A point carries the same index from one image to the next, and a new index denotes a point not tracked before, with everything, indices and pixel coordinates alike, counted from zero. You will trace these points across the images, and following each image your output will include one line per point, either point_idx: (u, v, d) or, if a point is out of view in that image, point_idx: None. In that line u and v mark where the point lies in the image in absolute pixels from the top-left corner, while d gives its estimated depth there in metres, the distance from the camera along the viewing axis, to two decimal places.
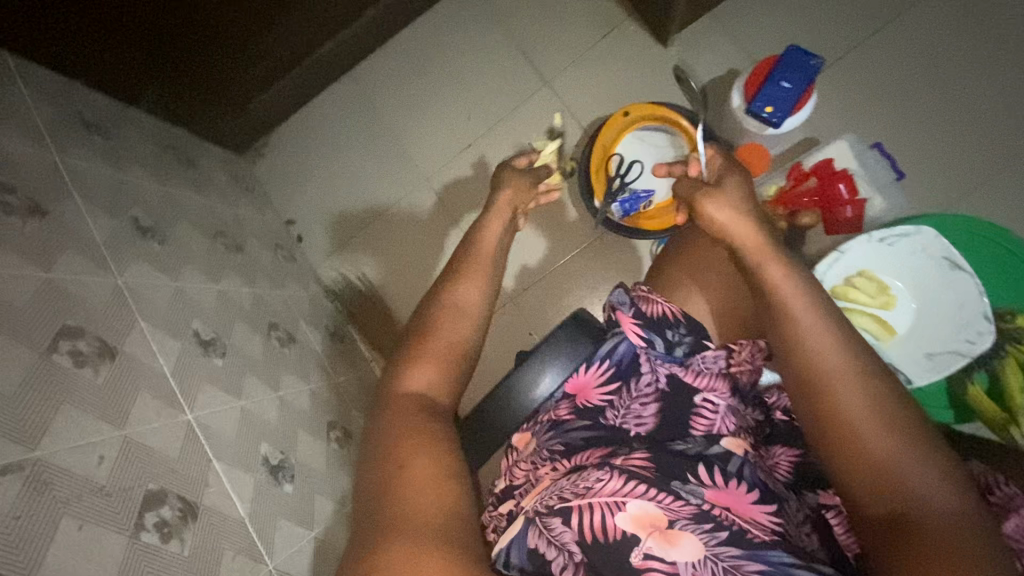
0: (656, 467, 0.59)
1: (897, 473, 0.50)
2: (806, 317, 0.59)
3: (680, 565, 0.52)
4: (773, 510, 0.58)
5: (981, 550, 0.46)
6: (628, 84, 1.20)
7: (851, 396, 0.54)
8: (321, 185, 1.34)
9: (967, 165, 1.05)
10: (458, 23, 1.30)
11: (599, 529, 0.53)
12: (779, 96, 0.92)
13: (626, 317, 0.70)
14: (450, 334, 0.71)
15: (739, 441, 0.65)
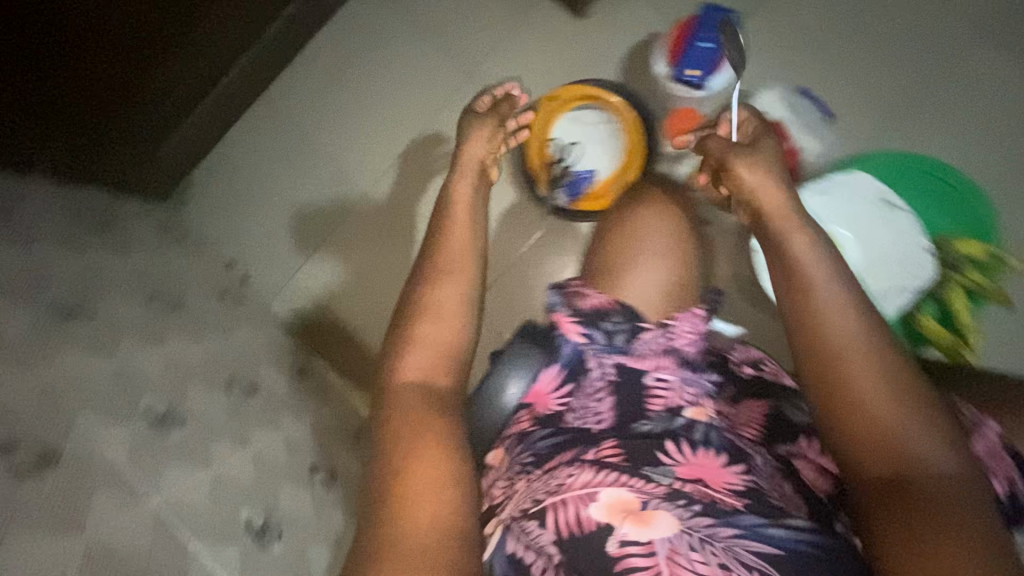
0: (628, 455, 0.59)
1: (892, 434, 0.53)
2: (827, 287, 0.61)
3: (658, 543, 0.52)
4: (743, 470, 0.58)
5: (974, 513, 0.49)
6: (555, 62, 1.16)
7: (859, 365, 0.56)
8: (257, 219, 1.27)
9: (891, 97, 1.07)
10: (369, 26, 1.24)
11: (572, 523, 0.54)
12: (701, 60, 0.92)
13: (565, 317, 0.69)
14: (435, 331, 0.69)
15: (701, 408, 0.65)
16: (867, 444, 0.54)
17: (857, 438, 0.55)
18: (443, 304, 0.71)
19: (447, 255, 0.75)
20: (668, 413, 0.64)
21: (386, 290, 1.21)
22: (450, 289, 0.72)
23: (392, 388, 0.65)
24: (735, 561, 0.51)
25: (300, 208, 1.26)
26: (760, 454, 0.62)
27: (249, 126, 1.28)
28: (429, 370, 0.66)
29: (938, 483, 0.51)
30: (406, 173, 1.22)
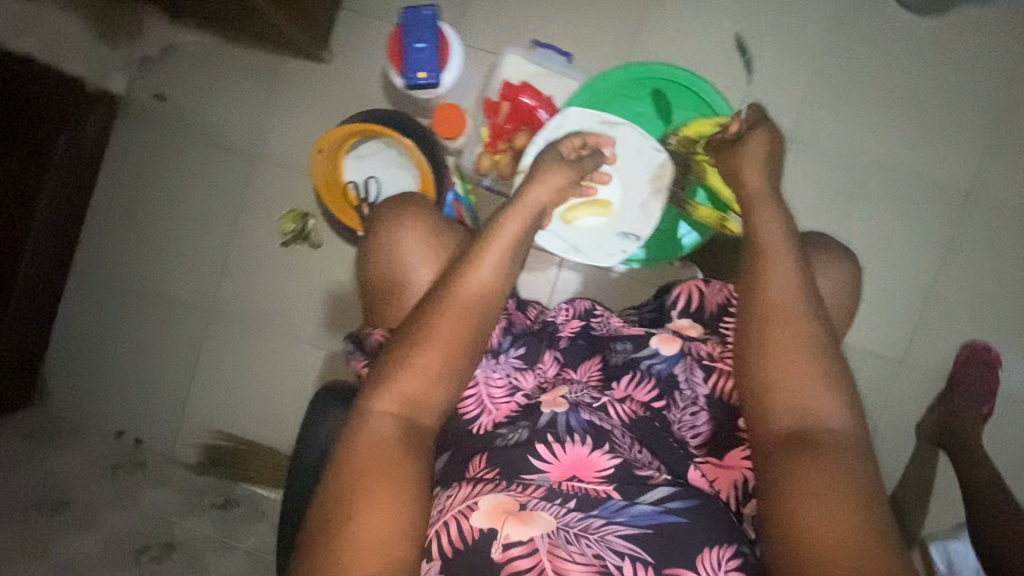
0: (500, 470, 0.62)
1: (802, 391, 0.60)
2: (781, 258, 0.66)
3: (539, 540, 0.56)
4: (606, 448, 0.64)
5: (858, 464, 0.56)
6: (324, 107, 1.15)
7: (784, 326, 0.63)
8: (125, 379, 1.23)
9: (635, 2, 1.07)
10: (141, 151, 1.20)
11: (459, 539, 0.57)
12: (423, 58, 0.91)
13: (360, 365, 0.75)
14: (424, 364, 0.61)
15: (555, 397, 0.68)
16: (783, 399, 0.60)
17: (774, 394, 0.61)
18: (442, 334, 0.62)
19: (470, 282, 0.64)
20: (518, 411, 0.69)
21: (278, 387, 1.20)
22: (451, 320, 0.62)
23: (369, 420, 0.59)
24: (609, 550, 0.56)
25: (161, 351, 1.22)
26: (608, 420, 0.68)
27: (77, 296, 1.23)
28: (420, 395, 0.60)
29: (840, 442, 0.58)
30: (243, 274, 1.19)
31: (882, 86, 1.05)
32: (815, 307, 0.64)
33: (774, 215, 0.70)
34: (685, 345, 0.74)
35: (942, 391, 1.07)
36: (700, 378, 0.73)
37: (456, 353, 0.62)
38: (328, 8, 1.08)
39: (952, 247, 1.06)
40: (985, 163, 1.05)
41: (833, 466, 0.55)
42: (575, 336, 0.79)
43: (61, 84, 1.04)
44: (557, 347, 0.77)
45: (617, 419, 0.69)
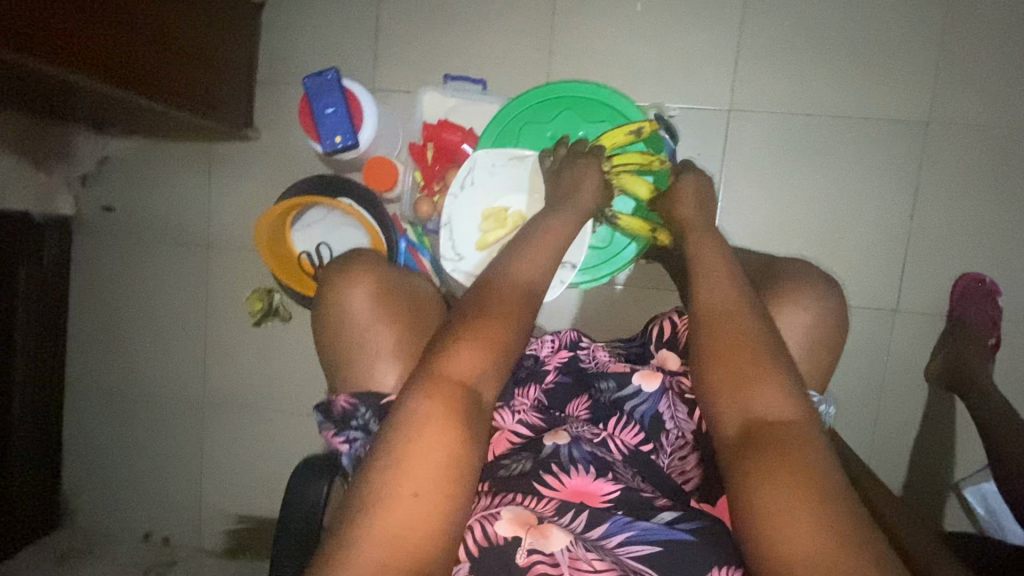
0: (509, 488, 0.62)
1: (764, 395, 0.57)
2: (720, 266, 0.68)
3: (559, 554, 0.55)
4: (610, 477, 0.64)
5: (822, 459, 0.53)
6: (263, 183, 1.15)
7: (731, 330, 0.61)
8: (139, 484, 1.27)
9: (540, 15, 1.04)
10: (100, 266, 1.22)
11: (484, 541, 0.57)
12: (336, 123, 0.91)
13: (330, 436, 0.68)
14: (466, 367, 0.60)
15: (557, 431, 0.69)
16: (745, 404, 0.57)
17: (735, 402, 0.58)
18: (482, 339, 0.62)
19: (507, 283, 0.67)
20: (518, 446, 0.69)
21: (282, 462, 1.22)
22: (492, 328, 0.63)
23: (442, 378, 0.59)
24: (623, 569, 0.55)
25: (166, 449, 1.25)
26: (611, 457, 0.67)
27: (78, 414, 1.27)
28: (477, 373, 0.61)
29: (794, 436, 0.55)
30: (224, 362, 1.21)
31: (814, 32, 1.00)
32: (760, 315, 0.63)
33: (708, 240, 0.71)
34: (666, 380, 0.72)
35: (943, 332, 1.01)
36: (685, 414, 0.71)
37: (497, 359, 0.62)
38: (241, 87, 1.08)
39: (923, 182, 1.01)
40: (940, 87, 0.99)
41: (791, 460, 0.53)
42: (561, 371, 0.78)
43: (9, 225, 1.08)
44: (542, 385, 0.76)
45: (616, 451, 0.69)
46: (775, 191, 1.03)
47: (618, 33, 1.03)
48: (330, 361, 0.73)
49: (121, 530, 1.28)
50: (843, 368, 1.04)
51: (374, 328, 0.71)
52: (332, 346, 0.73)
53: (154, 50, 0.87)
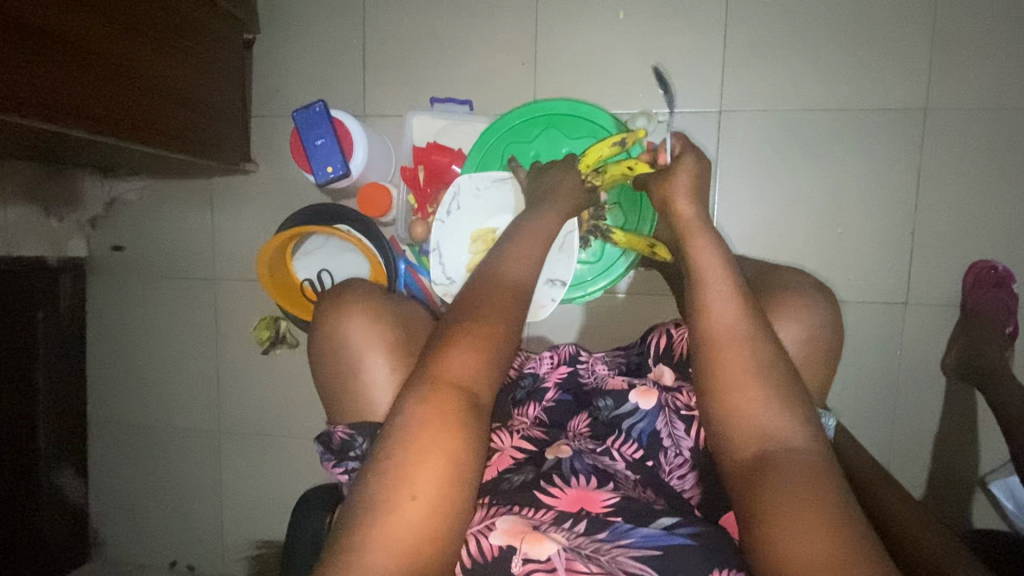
0: (507, 498, 0.61)
1: (763, 415, 0.56)
2: (717, 283, 0.63)
3: (556, 558, 0.53)
4: (610, 488, 0.64)
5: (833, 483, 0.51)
6: (263, 213, 1.17)
7: (735, 353, 0.59)
8: (162, 514, 1.30)
9: (521, 32, 1.05)
10: (113, 303, 1.26)
11: (479, 554, 0.55)
12: (327, 154, 0.92)
13: (330, 467, 0.69)
14: (463, 373, 0.59)
15: (559, 445, 0.69)
16: (742, 428, 0.56)
17: (734, 426, 0.56)
18: (477, 342, 0.61)
19: (496, 283, 0.66)
20: (520, 456, 0.68)
21: (298, 486, 1.23)
22: (488, 329, 0.62)
23: (437, 382, 0.58)
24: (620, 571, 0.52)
25: (187, 478, 1.28)
26: (613, 469, 0.68)
27: (101, 448, 1.31)
28: (473, 375, 0.59)
29: (803, 460, 0.52)
30: (236, 391, 1.24)
31: (799, 27, 0.98)
32: (761, 331, 0.60)
33: (711, 248, 0.67)
34: (662, 398, 0.71)
35: (957, 321, 0.98)
36: (683, 430, 0.69)
37: (495, 359, 0.61)
38: (235, 122, 1.10)
39: (925, 169, 0.98)
40: (936, 71, 0.96)
41: (804, 486, 0.50)
42: (561, 388, 0.79)
43: (23, 269, 1.12)
44: (541, 402, 0.77)
45: (620, 462, 0.69)
46: (772, 188, 1.01)
47: (600, 43, 1.03)
48: (331, 395, 0.74)
49: (148, 560, 1.31)
50: (854, 364, 1.02)
51: (369, 357, 0.72)
52: (331, 381, 0.74)
53: (139, 96, 0.88)
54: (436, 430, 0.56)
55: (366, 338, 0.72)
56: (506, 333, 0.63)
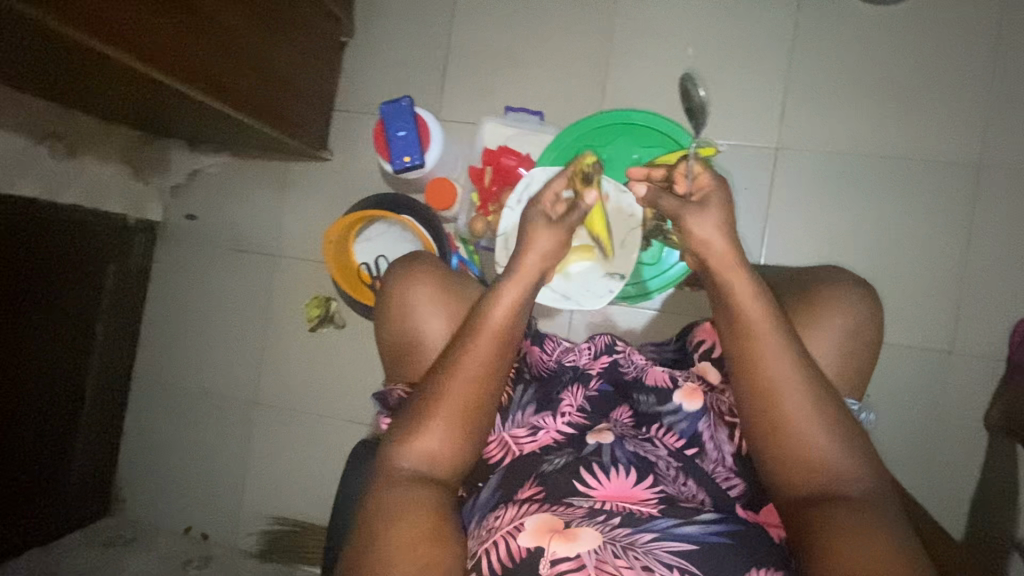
0: (547, 492, 0.65)
1: (822, 449, 0.60)
2: (766, 333, 0.63)
3: (586, 556, 0.56)
4: (651, 480, 0.66)
5: (890, 521, 0.56)
6: (331, 199, 1.25)
7: (789, 398, 0.61)
8: (185, 479, 1.32)
9: (594, 60, 1.13)
10: (176, 269, 1.33)
11: (508, 556, 0.58)
12: (405, 145, 1.00)
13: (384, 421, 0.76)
14: (454, 401, 0.65)
15: (602, 429, 0.72)
16: (801, 458, 0.60)
17: (788, 456, 0.61)
18: (467, 371, 0.66)
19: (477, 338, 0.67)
20: (561, 441, 0.73)
21: (324, 466, 1.26)
22: (479, 357, 0.66)
23: (412, 446, 0.64)
24: (658, 562, 0.56)
25: (215, 447, 1.31)
26: (656, 458, 0.70)
27: (139, 406, 1.35)
28: (449, 434, 0.65)
29: (860, 495, 0.58)
30: (277, 367, 1.28)
31: (861, 81, 1.04)
32: (811, 368, 0.63)
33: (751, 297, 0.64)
34: (709, 401, 0.74)
35: (1003, 376, 0.98)
36: (726, 435, 0.73)
37: (487, 384, 0.66)
38: (321, 112, 1.19)
39: (976, 223, 1.01)
40: (991, 132, 1.00)
41: (862, 523, 0.55)
42: (602, 377, 0.79)
43: (105, 224, 1.20)
44: (583, 387, 0.78)
45: (662, 450, 0.72)
46: (823, 226, 1.05)
47: (666, 78, 1.10)
48: (391, 357, 0.81)
49: (166, 524, 1.33)
50: (893, 408, 1.02)
51: (428, 317, 0.78)
52: (392, 345, 0.80)
53: (250, 75, 0.96)
54: (429, 454, 0.64)
55: (428, 310, 0.78)
56: (482, 388, 0.66)
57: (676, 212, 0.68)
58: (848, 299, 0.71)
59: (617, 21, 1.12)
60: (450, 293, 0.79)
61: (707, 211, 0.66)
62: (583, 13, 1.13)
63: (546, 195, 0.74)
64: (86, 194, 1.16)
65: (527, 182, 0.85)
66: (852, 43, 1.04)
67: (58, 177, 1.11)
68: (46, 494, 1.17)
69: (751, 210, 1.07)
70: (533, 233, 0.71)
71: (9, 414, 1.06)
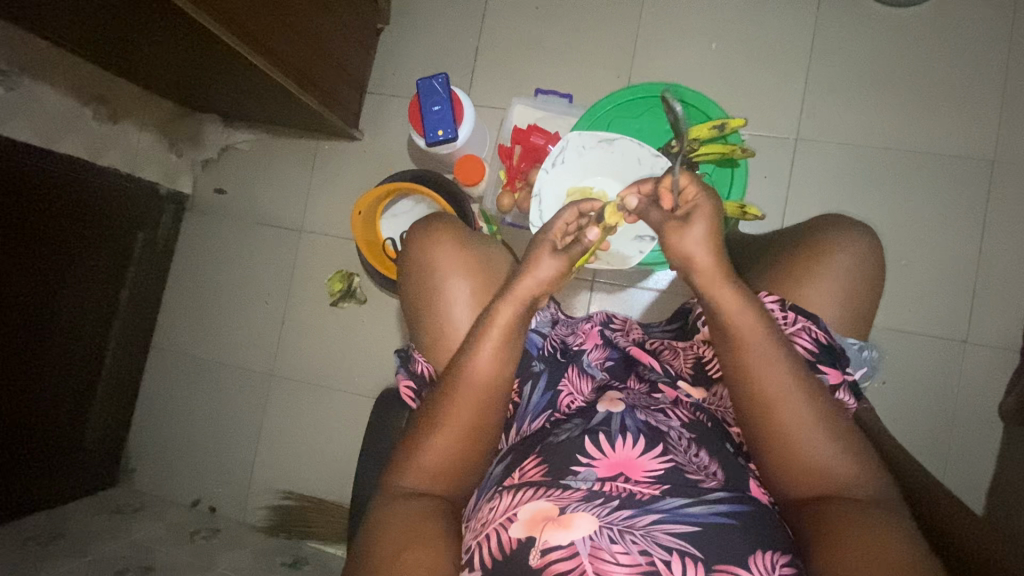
0: (548, 467, 0.60)
1: (823, 456, 0.59)
2: (763, 344, 0.61)
3: (579, 543, 0.53)
4: (659, 450, 0.60)
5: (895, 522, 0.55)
6: (358, 178, 1.28)
7: (789, 409, 0.60)
8: (196, 451, 1.32)
9: (621, 52, 1.17)
10: (201, 241, 1.35)
11: (500, 547, 0.55)
12: (439, 119, 1.03)
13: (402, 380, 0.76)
14: (450, 426, 0.63)
15: (611, 398, 0.66)
16: (802, 465, 0.59)
17: (793, 464, 0.60)
18: (463, 396, 0.63)
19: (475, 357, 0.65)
20: (572, 413, 0.68)
21: (337, 441, 1.26)
22: (473, 381, 0.64)
23: (416, 464, 0.62)
24: (655, 545, 0.53)
25: (228, 419, 1.31)
26: (669, 427, 0.64)
27: (155, 377, 1.36)
28: (455, 448, 0.62)
29: (863, 498, 0.58)
30: (295, 341, 1.29)
31: (877, 79, 1.08)
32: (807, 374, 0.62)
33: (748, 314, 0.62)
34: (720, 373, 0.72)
35: (1018, 365, 1.00)
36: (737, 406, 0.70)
37: (483, 408, 0.64)
38: (354, 91, 1.23)
39: (990, 215, 1.04)
40: (1004, 128, 1.05)
41: (868, 526, 0.54)
42: (607, 351, 0.76)
43: (138, 191, 1.23)
44: (585, 366, 0.73)
45: (675, 420, 0.65)
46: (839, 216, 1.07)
47: (690, 70, 1.14)
48: (410, 313, 0.78)
49: (175, 496, 1.32)
50: (908, 396, 1.03)
51: (451, 277, 0.75)
52: (411, 300, 0.78)
53: (299, 45, 1.00)
54: (427, 478, 0.62)
55: (449, 265, 0.76)
56: (487, 401, 0.64)
57: (660, 225, 0.64)
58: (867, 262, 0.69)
59: (644, 16, 1.17)
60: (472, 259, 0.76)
61: (701, 225, 0.62)
62: (611, 6, 1.18)
63: (552, 224, 0.68)
64: (123, 160, 1.20)
65: (563, 148, 0.89)
66: (871, 41, 1.09)
67: (100, 140, 1.14)
68: (60, 454, 1.17)
69: (771, 197, 1.10)
70: (531, 259, 0.66)
71: (34, 369, 1.06)
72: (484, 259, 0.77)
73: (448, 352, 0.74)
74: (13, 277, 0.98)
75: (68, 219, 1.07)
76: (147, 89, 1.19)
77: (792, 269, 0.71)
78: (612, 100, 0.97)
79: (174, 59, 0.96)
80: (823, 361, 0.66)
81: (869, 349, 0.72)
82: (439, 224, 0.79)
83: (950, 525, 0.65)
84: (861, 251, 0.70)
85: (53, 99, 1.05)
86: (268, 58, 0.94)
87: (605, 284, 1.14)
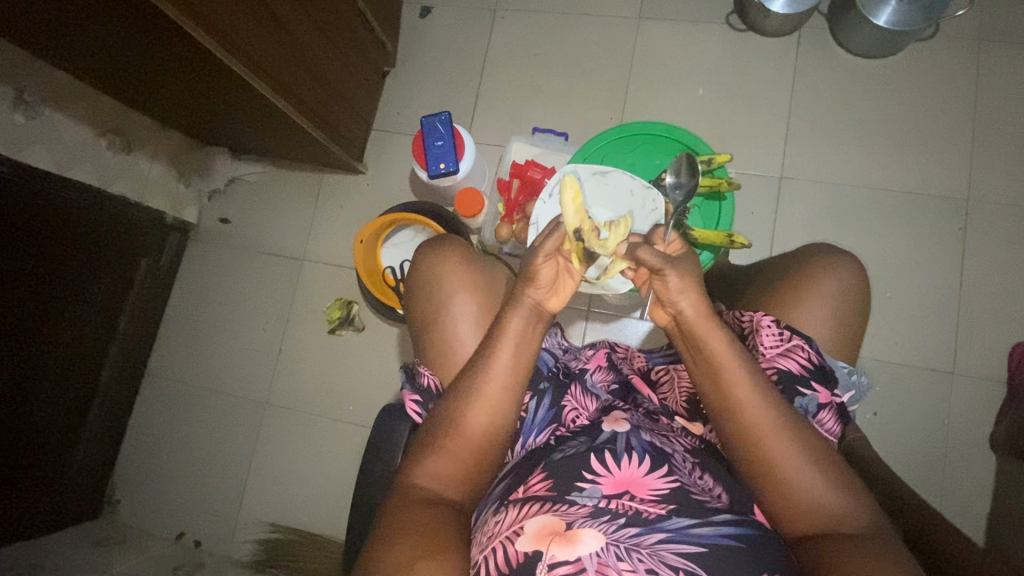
0: (555, 484, 0.60)
1: (823, 494, 0.58)
2: (751, 391, 0.62)
3: (586, 559, 0.52)
4: (665, 471, 0.61)
5: (898, 551, 0.54)
6: (361, 208, 1.32)
7: (780, 451, 0.60)
8: (184, 481, 1.29)
9: (614, 94, 1.25)
10: (204, 268, 1.38)
11: (506, 562, 0.54)
12: (441, 153, 1.08)
13: (405, 393, 0.75)
14: (477, 412, 0.65)
15: (617, 418, 0.67)
16: (790, 493, 0.59)
17: (779, 492, 0.59)
18: (488, 383, 0.66)
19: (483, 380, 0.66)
20: (576, 430, 0.68)
21: (330, 471, 1.24)
22: (495, 381, 0.66)
23: (417, 482, 0.62)
24: (662, 564, 0.52)
25: (219, 448, 1.29)
26: (676, 450, 0.65)
27: (148, 404, 1.35)
28: (454, 472, 0.62)
29: (866, 533, 0.56)
30: (292, 368, 1.30)
31: (855, 125, 1.16)
32: (795, 416, 0.62)
33: (732, 359, 0.63)
34: None
35: (1006, 398, 1.02)
36: None
37: (507, 394, 0.66)
38: (360, 126, 1.29)
39: (969, 251, 1.09)
40: (976, 169, 1.11)
41: (872, 553, 0.53)
42: (608, 376, 0.78)
43: (145, 217, 1.27)
44: (588, 385, 0.74)
45: (679, 444, 0.66)
46: None
47: (680, 113, 1.21)
48: (417, 329, 0.80)
49: (159, 528, 1.29)
50: (901, 428, 1.05)
51: (457, 298, 0.77)
52: (419, 317, 0.79)
53: (312, 81, 1.06)
54: (446, 470, 0.62)
55: (456, 283, 0.78)
56: (490, 427, 0.65)
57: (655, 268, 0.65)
58: (852, 286, 0.73)
59: (635, 63, 1.25)
60: (474, 280, 0.78)
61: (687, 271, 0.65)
62: (605, 54, 1.26)
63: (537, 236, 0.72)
64: (132, 188, 1.24)
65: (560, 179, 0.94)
66: (848, 90, 1.17)
67: (111, 168, 1.18)
68: (44, 483, 1.14)
69: (759, 231, 1.14)
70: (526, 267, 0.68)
71: (26, 392, 1.05)
72: (487, 281, 0.79)
73: (453, 368, 0.76)
74: (15, 299, 0.99)
75: (73, 242, 1.09)
76: (162, 122, 1.25)
77: (781, 295, 0.74)
78: (606, 137, 1.04)
79: (190, 93, 1.01)
80: (815, 378, 0.69)
81: (860, 373, 0.74)
82: (443, 244, 0.82)
83: (948, 549, 0.64)
84: (846, 280, 0.73)
85: (71, 128, 1.09)
86: (283, 95, 1.00)
87: (600, 313, 1.16)
